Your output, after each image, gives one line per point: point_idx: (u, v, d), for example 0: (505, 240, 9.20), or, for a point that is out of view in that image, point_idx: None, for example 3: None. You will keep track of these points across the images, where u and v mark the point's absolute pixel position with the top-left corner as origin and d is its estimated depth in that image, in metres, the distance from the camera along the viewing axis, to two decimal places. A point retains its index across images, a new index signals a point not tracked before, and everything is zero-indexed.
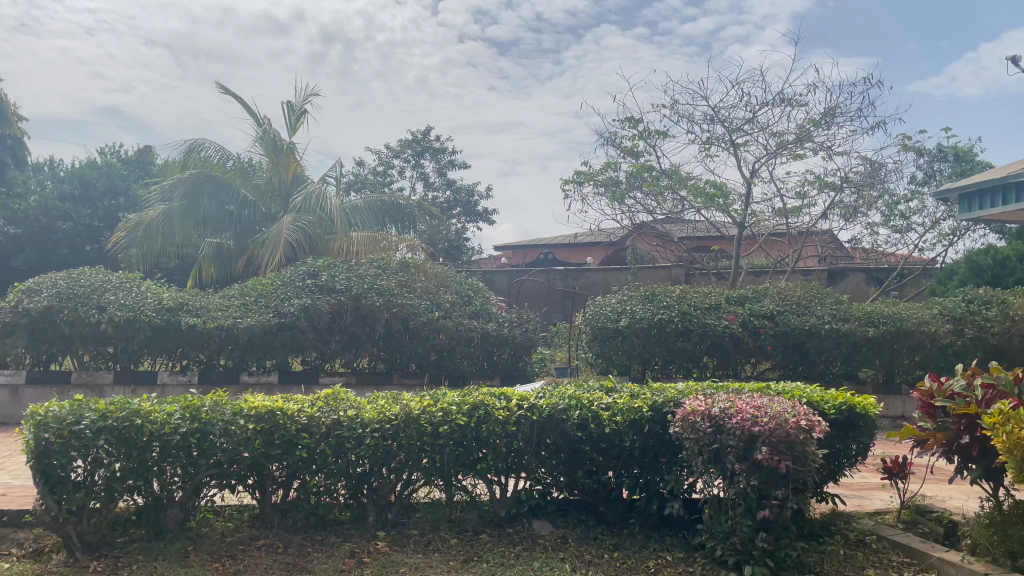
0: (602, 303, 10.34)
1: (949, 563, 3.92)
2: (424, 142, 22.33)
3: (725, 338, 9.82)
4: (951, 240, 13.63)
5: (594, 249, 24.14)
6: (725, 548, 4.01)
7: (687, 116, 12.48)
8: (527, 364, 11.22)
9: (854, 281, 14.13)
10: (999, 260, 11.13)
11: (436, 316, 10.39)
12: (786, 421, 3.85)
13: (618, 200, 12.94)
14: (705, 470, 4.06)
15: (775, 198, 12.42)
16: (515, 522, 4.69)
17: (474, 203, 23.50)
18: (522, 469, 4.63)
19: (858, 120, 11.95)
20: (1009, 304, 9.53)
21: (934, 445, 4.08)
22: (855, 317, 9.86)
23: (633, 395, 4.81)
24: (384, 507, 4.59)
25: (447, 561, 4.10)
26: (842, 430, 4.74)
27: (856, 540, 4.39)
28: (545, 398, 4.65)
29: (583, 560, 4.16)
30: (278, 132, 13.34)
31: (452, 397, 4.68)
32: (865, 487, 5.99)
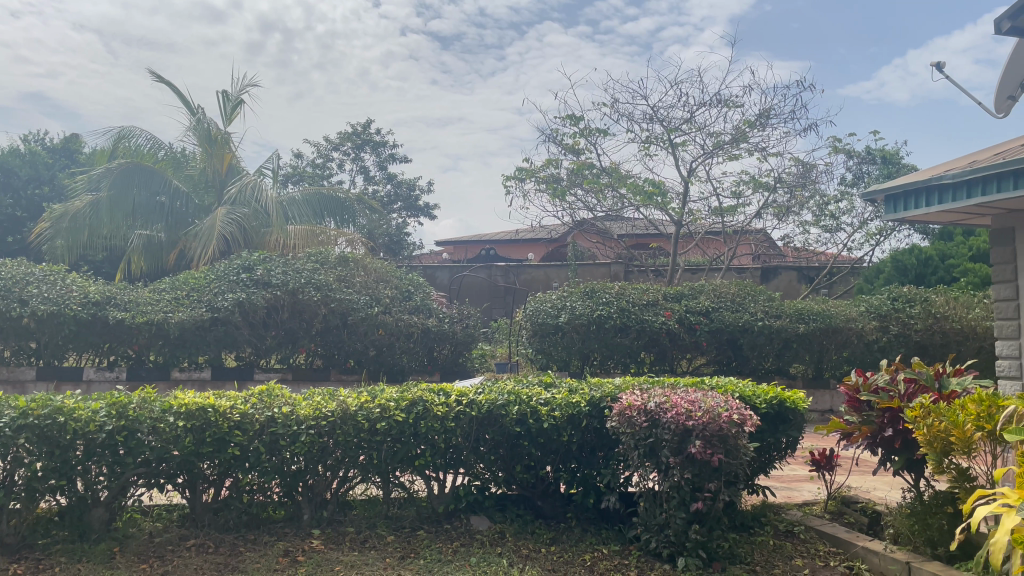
0: (542, 299, 10.39)
1: (872, 552, 4.02)
2: (364, 135, 22.07)
3: (662, 335, 9.96)
4: (877, 240, 14.11)
5: (535, 245, 24.24)
6: (660, 540, 4.07)
7: (627, 115, 12.58)
8: (467, 360, 11.21)
9: (785, 279, 14.55)
10: (922, 260, 11.57)
11: (375, 312, 10.29)
12: (719, 415, 3.92)
13: (559, 197, 13.01)
14: (640, 464, 4.11)
15: (711, 197, 12.65)
16: (453, 518, 4.67)
17: (415, 198, 23.34)
18: (460, 465, 4.60)
19: (791, 122, 12.22)
20: (932, 302, 9.93)
21: (859, 437, 4.22)
22: (786, 314, 10.11)
23: (571, 390, 4.84)
24: (320, 504, 4.54)
25: (384, 559, 4.04)
26: (773, 424, 4.86)
27: (785, 531, 4.51)
28: (483, 394, 4.63)
29: (520, 554, 4.16)
30: (213, 122, 13.01)
31: (390, 393, 4.63)
32: (794, 479, 6.17)
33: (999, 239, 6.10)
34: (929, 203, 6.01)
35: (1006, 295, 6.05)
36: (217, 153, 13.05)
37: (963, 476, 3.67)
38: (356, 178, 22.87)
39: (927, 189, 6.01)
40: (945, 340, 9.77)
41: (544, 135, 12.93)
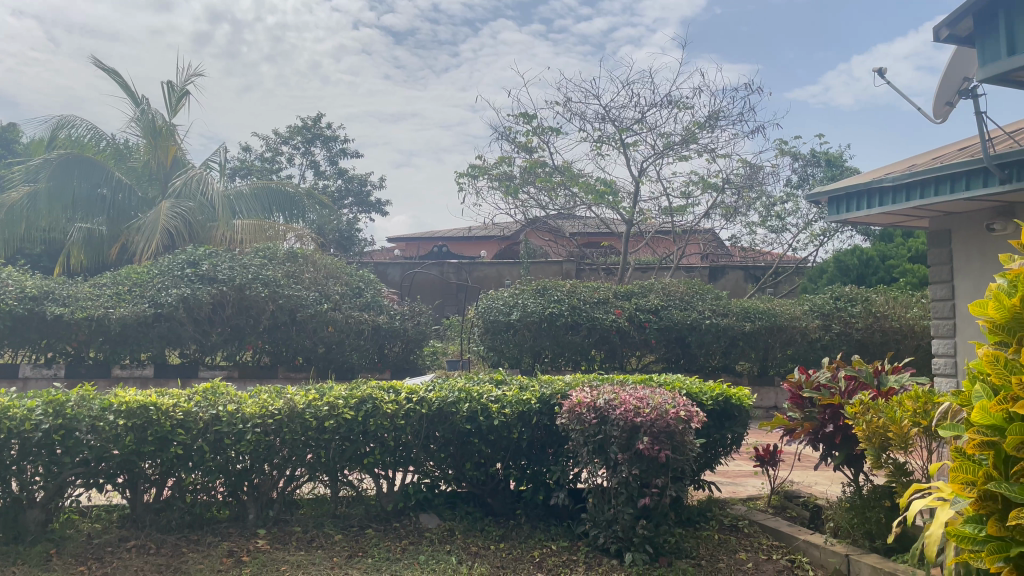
0: (494, 296, 10.40)
1: (813, 545, 4.11)
2: (314, 129, 21.77)
3: (612, 333, 10.06)
4: (821, 241, 14.46)
5: (488, 242, 24.23)
6: (608, 536, 4.12)
7: (579, 114, 12.66)
8: (418, 357, 11.16)
9: (733, 278, 14.81)
10: (864, 260, 11.89)
11: (325, 308, 10.17)
12: (667, 412, 3.97)
13: (511, 194, 13.03)
14: (589, 460, 4.15)
15: (661, 197, 12.80)
16: (402, 516, 4.64)
17: (366, 193, 23.14)
18: (410, 463, 4.58)
19: (740, 124, 12.44)
20: (872, 302, 10.23)
21: (801, 434, 4.32)
22: (733, 312, 10.28)
23: (522, 387, 4.85)
24: (266, 504, 4.46)
25: (331, 558, 4.00)
26: (719, 421, 4.94)
27: (729, 526, 4.60)
28: (434, 391, 4.60)
29: (469, 552, 4.15)
30: (157, 114, 12.68)
31: (339, 391, 4.58)
32: (739, 474, 6.30)
33: (937, 241, 6.30)
34: (870, 204, 6.19)
35: (942, 295, 6.25)
36: (161, 145, 12.72)
37: (901, 471, 3.78)
38: (306, 172, 22.56)
39: (869, 191, 6.18)
40: (884, 338, 10.07)
41: (497, 132, 12.92)
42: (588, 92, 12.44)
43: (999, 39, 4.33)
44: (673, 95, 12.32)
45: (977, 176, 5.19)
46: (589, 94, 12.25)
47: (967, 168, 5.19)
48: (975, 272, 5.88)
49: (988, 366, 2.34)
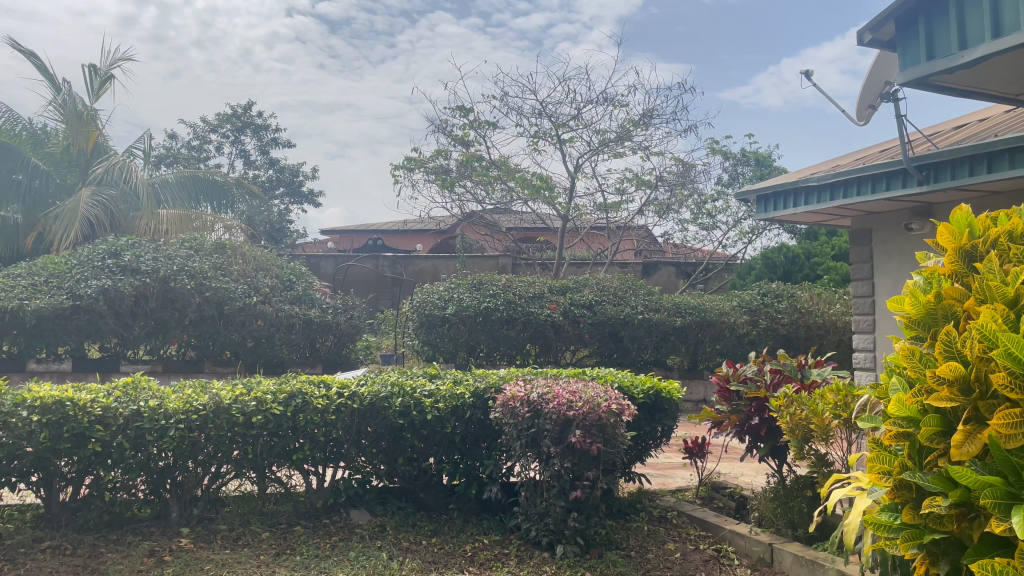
0: (429, 291, 10.33)
1: (738, 535, 4.20)
2: (244, 117, 21.21)
3: (547, 327, 10.11)
4: (750, 238, 14.83)
5: (423, 236, 24.10)
6: (539, 529, 4.12)
7: (516, 109, 12.66)
8: (351, 351, 11.04)
9: (665, 274, 15.07)
10: (789, 258, 12.23)
11: (254, 301, 9.92)
12: (599, 405, 4.01)
13: (448, 188, 12.94)
14: (522, 454, 4.15)
15: (596, 193, 12.92)
16: (332, 513, 4.57)
17: (298, 184, 22.70)
18: (341, 459, 4.49)
19: (673, 122, 12.63)
20: (797, 298, 10.55)
21: (728, 426, 4.41)
22: (664, 307, 10.45)
23: (455, 381, 4.82)
24: (189, 502, 4.33)
25: (257, 556, 3.91)
26: (649, 414, 5.01)
27: (658, 517, 4.66)
28: (366, 386, 4.53)
29: (400, 547, 4.11)
30: (78, 98, 12.13)
31: (268, 386, 4.47)
32: (669, 466, 6.42)
33: (858, 239, 6.52)
34: (796, 203, 6.35)
35: (863, 292, 6.47)
36: (82, 131, 12.18)
37: (822, 462, 3.89)
38: (235, 162, 22.01)
39: (795, 190, 6.35)
40: (808, 334, 10.41)
41: (433, 125, 12.83)
42: (525, 87, 12.45)
43: (918, 40, 4.33)
44: (608, 93, 12.43)
45: (897, 177, 5.38)
46: (526, 89, 12.26)
47: (888, 169, 5.38)
48: (894, 270, 6.11)
49: (904, 361, 2.42)
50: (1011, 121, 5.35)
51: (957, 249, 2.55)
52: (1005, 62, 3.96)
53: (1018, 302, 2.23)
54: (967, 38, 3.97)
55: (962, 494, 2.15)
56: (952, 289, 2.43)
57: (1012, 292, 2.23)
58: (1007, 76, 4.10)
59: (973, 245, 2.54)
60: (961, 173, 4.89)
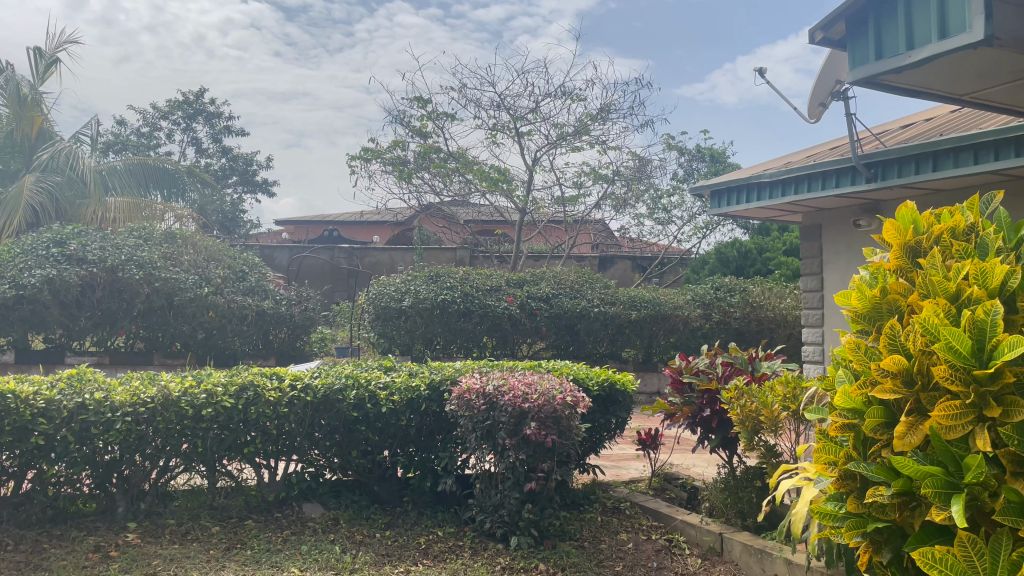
0: (385, 283, 10.25)
1: (689, 525, 4.26)
2: (196, 105, 20.76)
3: (504, 320, 10.13)
4: (704, 233, 15.03)
5: (380, 227, 23.92)
6: (494, 520, 4.13)
7: (474, 101, 12.61)
8: (305, 344, 10.93)
9: (621, 267, 15.22)
10: (742, 252, 12.43)
11: (205, 292, 9.73)
12: (554, 397, 4.04)
13: (405, 179, 12.85)
14: (477, 446, 4.15)
15: (554, 187, 12.95)
16: (284, 506, 4.52)
17: (252, 173, 22.34)
18: (293, 452, 4.45)
19: (630, 117, 12.71)
20: (749, 293, 10.73)
21: (681, 417, 4.47)
22: (620, 301, 10.54)
23: (411, 374, 4.80)
24: (136, 496, 4.24)
25: (207, 551, 3.84)
26: (604, 406, 5.05)
27: (612, 508, 4.71)
28: (319, 378, 4.48)
29: (353, 540, 4.08)
30: (21, 81, 11.68)
31: (218, 378, 4.38)
32: (622, 457, 6.49)
33: (808, 235, 6.65)
34: (749, 199, 6.45)
35: (812, 287, 6.60)
36: (26, 116, 11.78)
37: (770, 453, 3.96)
38: (186, 150, 21.55)
39: (748, 186, 6.43)
40: (760, 327, 10.61)
41: (391, 115, 12.71)
42: (483, 79, 12.41)
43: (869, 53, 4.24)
44: (567, 86, 12.46)
45: (846, 174, 5.50)
46: (485, 81, 12.23)
47: (838, 166, 5.49)
48: (842, 266, 6.26)
49: (851, 354, 2.48)
50: (956, 121, 5.50)
51: (903, 245, 2.61)
52: (952, 67, 3.69)
53: (959, 298, 2.30)
54: (912, 35, 3.60)
55: (904, 484, 2.22)
56: (898, 284, 2.49)
57: (953, 288, 2.29)
58: (955, 78, 3.80)
59: (917, 241, 2.60)
60: (907, 171, 5.02)
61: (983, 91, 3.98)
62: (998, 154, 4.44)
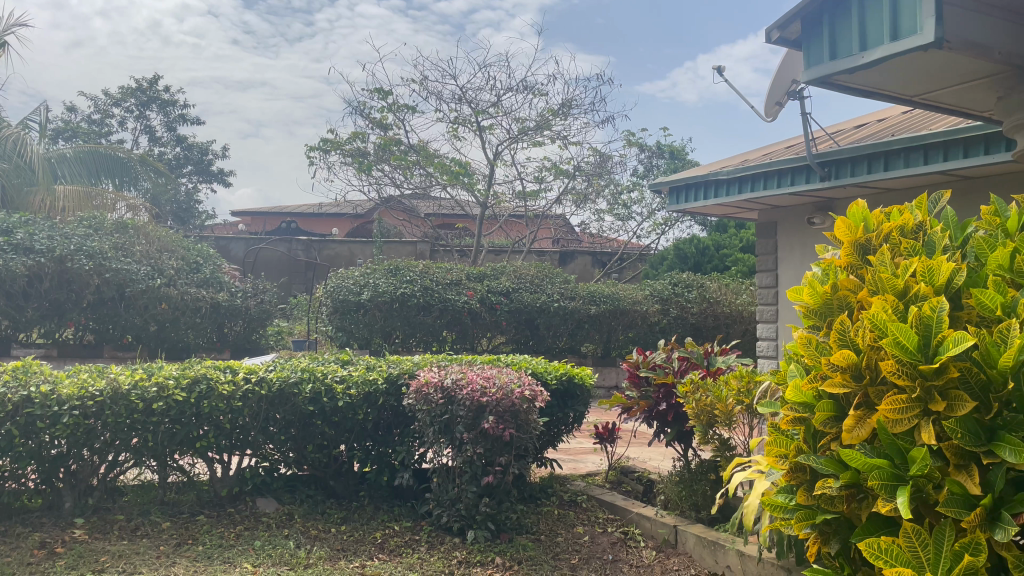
0: (344, 276, 10.15)
1: (644, 518, 4.30)
2: (150, 92, 20.28)
3: (464, 314, 10.11)
4: (663, 230, 15.18)
5: (339, 220, 23.71)
6: (450, 515, 4.12)
7: (436, 94, 12.55)
8: (261, 337, 10.78)
9: (581, 263, 15.29)
10: (700, 249, 12.59)
11: (157, 284, 9.54)
12: (512, 391, 4.05)
13: (365, 171, 12.74)
14: (434, 440, 4.13)
15: (515, 181, 12.94)
16: (237, 502, 4.46)
17: (208, 162, 21.96)
18: (247, 446, 4.39)
19: (592, 113, 12.76)
20: (706, 288, 10.88)
21: (637, 411, 4.51)
22: (579, 295, 10.59)
23: (368, 367, 4.76)
24: (84, 491, 4.16)
25: (157, 546, 3.77)
26: (561, 400, 5.06)
27: (569, 501, 4.73)
28: (275, 371, 4.40)
29: (308, 535, 4.04)
30: None
31: (169, 370, 4.28)
32: (580, 451, 6.53)
33: (764, 232, 6.74)
34: (707, 196, 6.52)
35: (767, 283, 6.71)
36: None
37: (724, 446, 4.02)
38: (139, 138, 21.06)
39: (706, 183, 6.51)
40: (716, 323, 10.77)
41: (351, 107, 12.59)
42: (445, 72, 12.35)
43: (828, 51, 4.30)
44: (528, 81, 12.46)
45: (801, 173, 5.59)
46: (446, 74, 12.17)
47: (793, 164, 5.59)
48: (796, 262, 6.36)
49: (802, 349, 2.53)
50: (906, 122, 5.63)
51: (853, 241, 2.66)
52: (902, 66, 3.75)
53: (906, 294, 2.34)
54: (866, 37, 3.66)
55: (851, 476, 2.26)
56: (848, 280, 2.53)
57: (901, 284, 2.34)
58: (906, 78, 3.86)
59: (867, 238, 2.65)
60: (860, 170, 5.11)
61: (932, 92, 4.04)
62: (948, 155, 4.56)
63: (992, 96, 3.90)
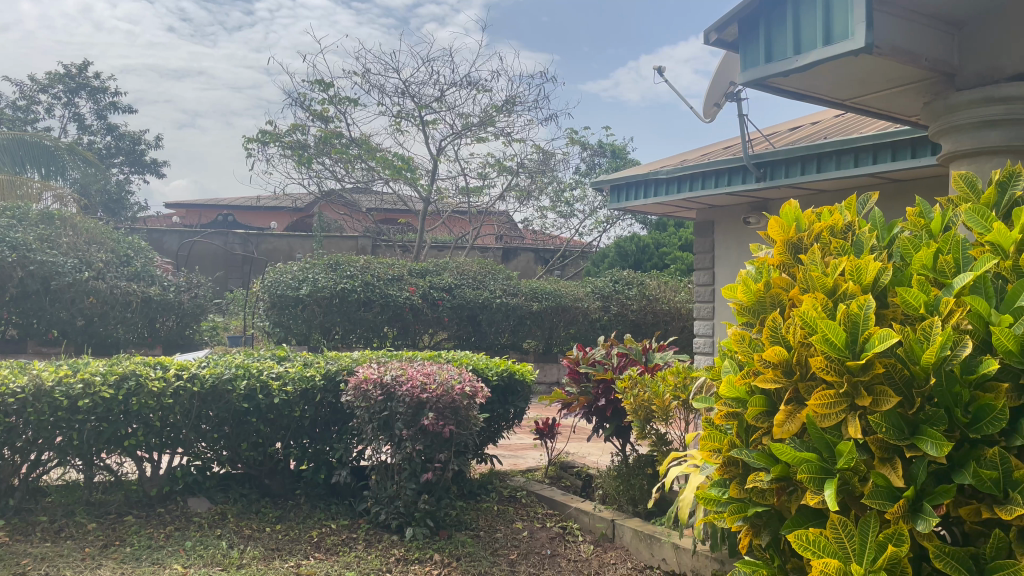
0: (282, 270, 9.95)
1: (582, 512, 4.33)
2: (79, 78, 19.53)
3: (405, 310, 10.01)
4: (605, 227, 15.33)
5: (278, 213, 23.28)
6: (389, 512, 4.08)
7: (378, 87, 12.42)
8: (194, 332, 10.50)
9: (524, 260, 15.35)
10: (640, 247, 12.76)
11: (85, 277, 9.22)
12: (453, 387, 4.03)
13: (304, 164, 12.53)
14: (373, 437, 4.08)
15: (458, 177, 12.90)
16: (167, 501, 4.34)
17: (140, 152, 21.33)
18: (178, 445, 4.26)
19: (535, 110, 12.81)
20: (646, 286, 11.04)
21: (577, 407, 4.54)
22: (522, 292, 10.62)
23: (305, 363, 4.67)
24: (4, 492, 4.00)
25: (82, 548, 3.64)
26: (502, 396, 5.06)
27: (508, 497, 4.73)
28: (208, 368, 4.28)
29: (241, 535, 3.95)
30: None
31: (96, 366, 4.13)
32: (521, 447, 6.55)
33: (701, 231, 6.86)
34: (646, 194, 6.62)
35: (704, 280, 6.83)
36: None
37: (661, 441, 4.07)
38: (68, 125, 20.33)
39: (645, 182, 6.61)
40: (655, 320, 10.95)
41: (290, 98, 12.36)
42: (388, 65, 12.23)
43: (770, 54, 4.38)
44: (472, 76, 12.43)
45: (737, 173, 5.71)
46: (389, 67, 12.05)
47: (729, 165, 5.70)
48: (732, 261, 6.50)
49: (736, 345, 2.57)
50: (838, 125, 5.80)
51: (785, 241, 2.72)
52: (834, 70, 3.84)
53: (835, 292, 2.40)
54: (800, 41, 3.76)
55: (782, 470, 2.31)
56: (780, 279, 2.59)
57: (831, 283, 2.40)
58: (839, 81, 3.96)
59: (799, 238, 2.72)
60: (794, 171, 5.24)
61: (863, 97, 4.15)
62: (877, 159, 4.71)
63: (918, 101, 4.03)
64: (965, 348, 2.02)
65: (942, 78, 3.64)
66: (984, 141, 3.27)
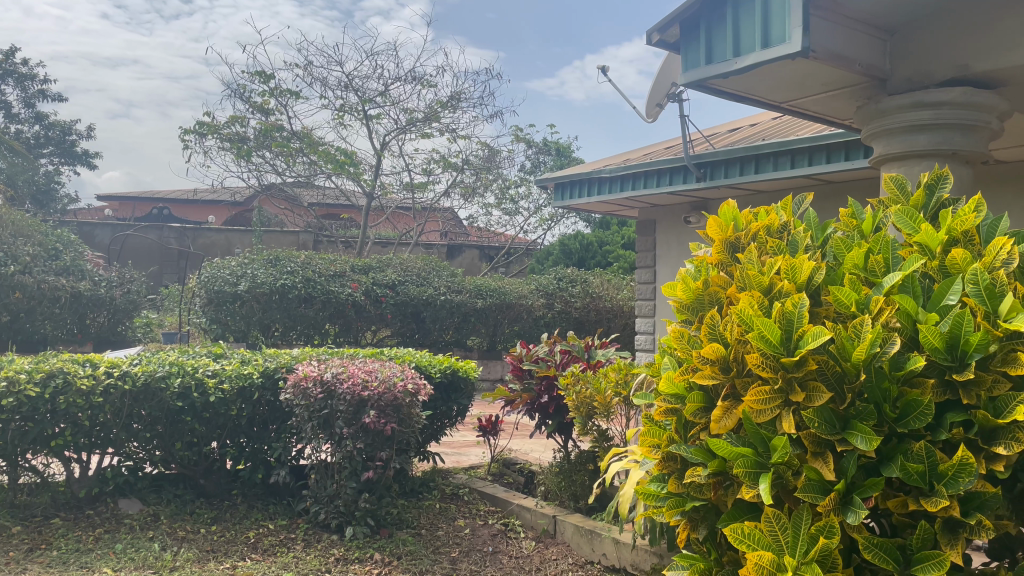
0: (219, 265, 9.75)
1: (524, 509, 4.34)
2: (6, 65, 18.73)
3: (348, 307, 9.88)
4: (549, 225, 15.41)
5: (217, 207, 22.76)
6: (329, 512, 4.02)
7: (321, 80, 12.23)
8: (127, 329, 10.17)
9: (468, 256, 15.33)
10: (584, 245, 12.87)
11: (10, 271, 8.88)
12: (394, 385, 4.00)
13: (243, 157, 12.30)
14: (313, 436, 4.01)
15: (403, 172, 12.79)
16: (97, 502, 4.21)
17: (71, 143, 20.58)
18: (109, 445, 4.13)
19: (480, 107, 12.79)
20: (589, 284, 11.14)
21: (520, 403, 4.54)
22: (466, 289, 10.61)
23: (243, 361, 4.56)
24: None
25: (6, 553, 3.49)
26: (445, 393, 5.02)
27: (450, 495, 4.72)
28: (140, 365, 4.13)
29: (175, 537, 3.84)
30: None
31: (22, 364, 3.97)
32: (464, 444, 6.54)
33: (643, 229, 6.94)
34: (590, 192, 6.67)
35: (646, 278, 6.91)
36: None
37: (603, 436, 4.10)
38: None
39: (589, 180, 6.66)
40: (598, 317, 11.06)
41: (229, 89, 12.09)
42: (330, 58, 12.05)
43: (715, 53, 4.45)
44: (416, 71, 12.35)
45: (678, 173, 5.79)
46: (331, 60, 11.89)
47: (671, 164, 5.78)
48: (673, 259, 6.60)
49: (675, 342, 2.60)
50: (776, 127, 5.92)
51: (724, 240, 2.76)
52: (771, 73, 3.91)
53: (770, 291, 2.45)
54: (739, 43, 3.82)
55: (718, 465, 2.35)
56: (718, 277, 2.63)
57: (767, 281, 2.45)
58: (776, 84, 4.04)
59: (737, 237, 2.76)
60: (732, 172, 5.34)
61: (800, 100, 4.24)
62: (812, 161, 4.83)
63: (851, 105, 4.14)
64: (893, 345, 2.09)
65: (873, 83, 3.74)
66: (914, 145, 3.39)
